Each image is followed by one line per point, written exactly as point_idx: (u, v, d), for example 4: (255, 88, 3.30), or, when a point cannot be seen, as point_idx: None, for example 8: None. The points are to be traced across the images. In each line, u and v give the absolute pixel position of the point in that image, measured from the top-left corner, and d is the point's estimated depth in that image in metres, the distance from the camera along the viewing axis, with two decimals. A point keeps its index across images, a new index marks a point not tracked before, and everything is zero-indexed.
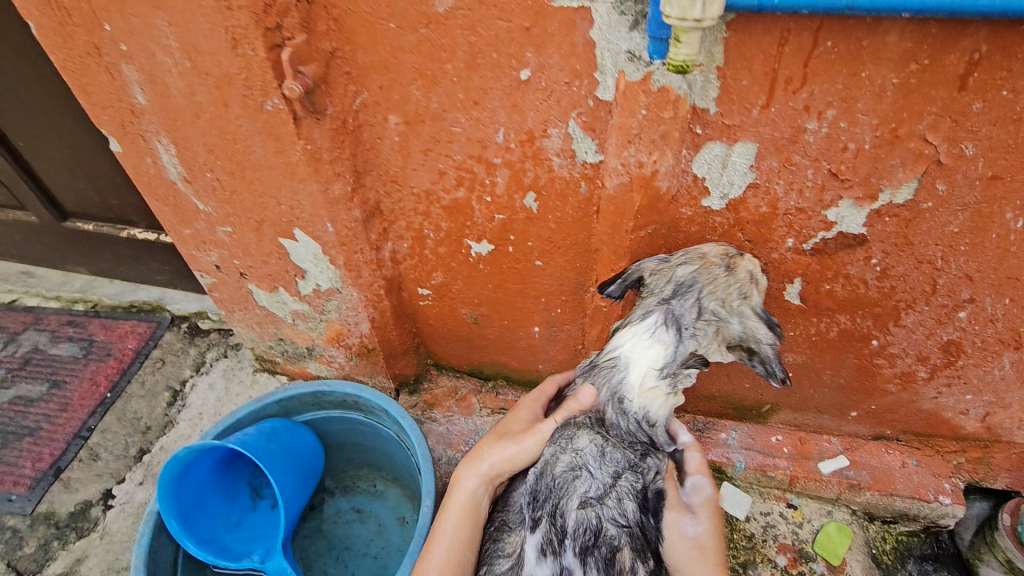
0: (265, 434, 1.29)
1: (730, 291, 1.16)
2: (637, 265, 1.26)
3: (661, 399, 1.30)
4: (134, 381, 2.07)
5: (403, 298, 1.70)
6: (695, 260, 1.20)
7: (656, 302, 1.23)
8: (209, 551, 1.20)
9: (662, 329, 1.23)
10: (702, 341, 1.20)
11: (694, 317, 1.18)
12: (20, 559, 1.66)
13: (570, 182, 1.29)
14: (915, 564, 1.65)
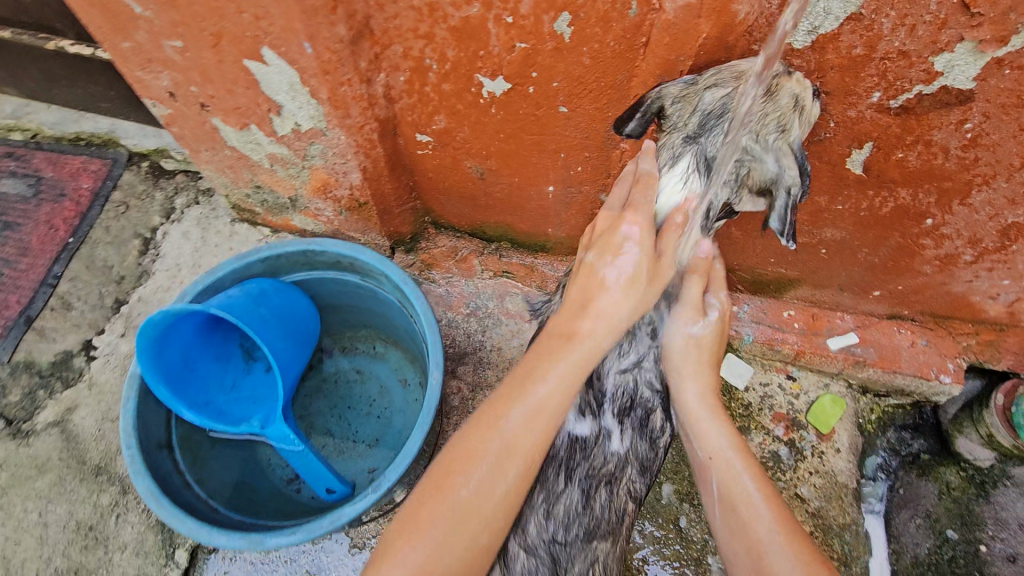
0: (252, 295, 1.16)
1: (775, 116, 0.97)
2: (658, 92, 1.06)
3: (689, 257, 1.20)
4: (97, 226, 1.87)
5: (398, 144, 1.47)
6: (731, 76, 0.98)
7: (684, 141, 1.06)
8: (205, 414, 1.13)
9: (694, 175, 1.06)
10: (730, 185, 1.08)
11: (724, 156, 1.04)
12: (7, 408, 1.60)
13: (618, 2, 1.01)
14: (894, 433, 1.73)
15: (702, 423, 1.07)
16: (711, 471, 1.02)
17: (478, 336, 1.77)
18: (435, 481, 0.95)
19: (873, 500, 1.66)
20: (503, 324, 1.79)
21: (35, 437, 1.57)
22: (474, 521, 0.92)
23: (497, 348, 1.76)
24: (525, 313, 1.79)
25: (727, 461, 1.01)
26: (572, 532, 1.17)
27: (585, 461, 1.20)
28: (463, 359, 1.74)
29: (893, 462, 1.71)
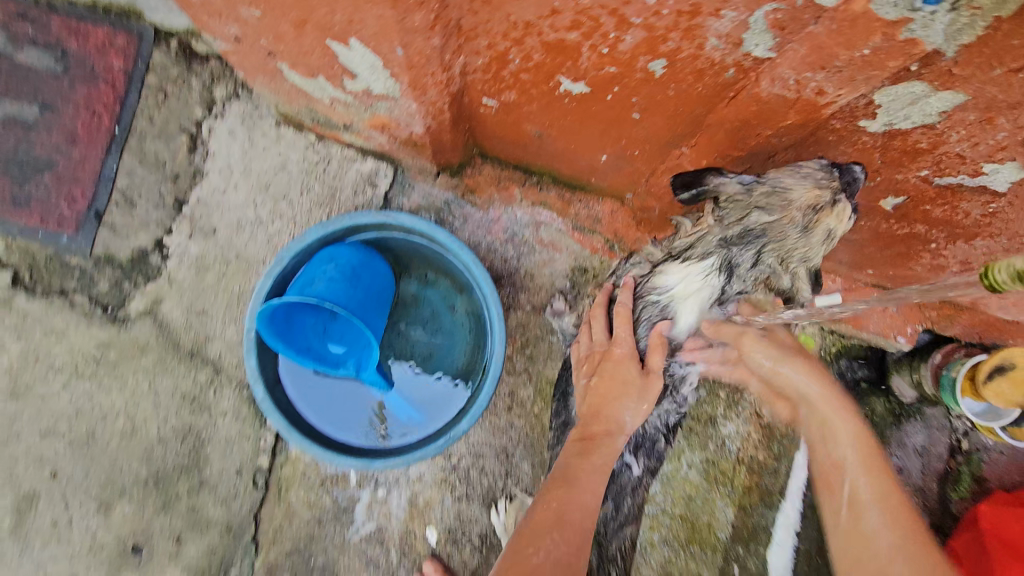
0: (346, 274, 1.33)
1: (793, 249, 1.31)
2: (717, 184, 1.29)
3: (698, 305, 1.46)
4: (140, 115, 1.86)
5: (463, 103, 1.46)
6: (774, 211, 1.26)
7: (719, 243, 1.39)
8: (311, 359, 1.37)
9: (716, 271, 1.42)
10: (750, 284, 1.40)
11: (749, 266, 1.38)
12: (100, 296, 1.83)
13: (717, 65, 1.03)
14: (846, 362, 2.08)
15: (841, 462, 1.36)
16: (843, 504, 1.34)
17: (514, 262, 1.98)
18: (552, 521, 1.28)
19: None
20: (537, 253, 1.99)
21: (132, 323, 1.84)
22: (574, 543, 1.26)
23: (530, 273, 1.99)
24: (557, 244, 1.98)
25: (858, 500, 1.32)
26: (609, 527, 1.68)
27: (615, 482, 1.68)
28: (499, 282, 1.99)
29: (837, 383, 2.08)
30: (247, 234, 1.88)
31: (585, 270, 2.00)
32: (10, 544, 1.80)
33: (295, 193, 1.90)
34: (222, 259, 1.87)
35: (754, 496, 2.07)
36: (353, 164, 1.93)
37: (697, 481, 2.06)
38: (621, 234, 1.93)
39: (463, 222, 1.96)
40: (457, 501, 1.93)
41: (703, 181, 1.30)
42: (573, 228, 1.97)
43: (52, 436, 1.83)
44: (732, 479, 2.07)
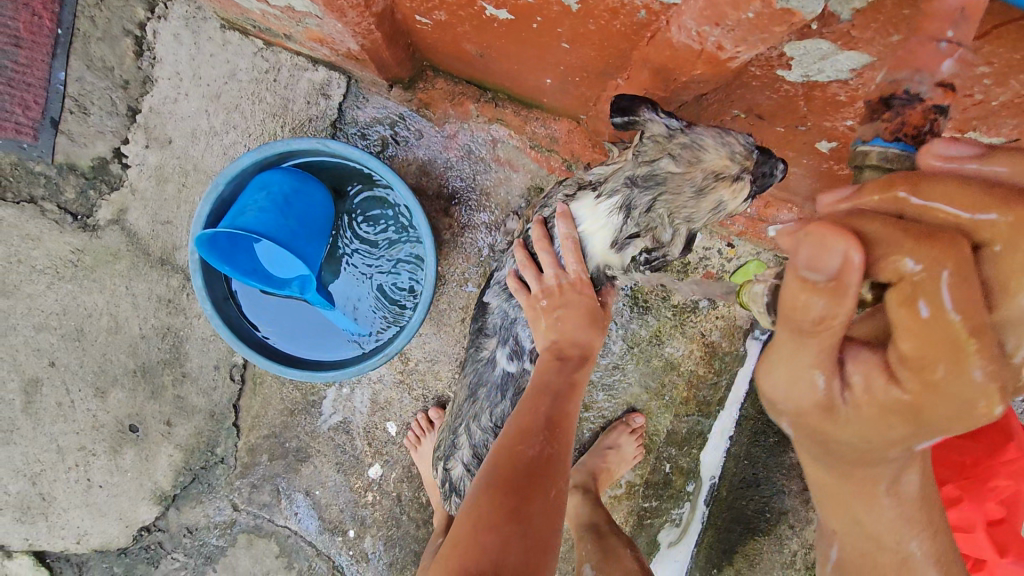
0: (278, 203, 1.38)
1: (684, 207, 1.33)
2: (649, 118, 1.24)
3: (603, 231, 1.48)
4: (82, 15, 1.80)
5: (396, 20, 1.39)
6: (680, 162, 1.26)
7: (626, 181, 1.37)
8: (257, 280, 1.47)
9: (617, 209, 1.42)
10: (636, 227, 1.42)
11: (642, 211, 1.38)
12: (68, 204, 1.91)
13: (627, 5, 0.97)
14: None
15: None
16: None
17: (470, 180, 1.98)
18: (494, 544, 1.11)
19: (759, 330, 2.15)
20: (492, 170, 1.97)
21: (102, 230, 1.93)
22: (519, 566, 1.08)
23: (486, 192, 1.99)
24: (513, 163, 1.96)
25: None
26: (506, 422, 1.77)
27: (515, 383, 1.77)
28: (456, 200, 2.00)
29: None
30: (202, 144, 1.89)
31: (542, 189, 1.97)
32: (24, 421, 2.07)
33: (247, 102, 1.88)
34: (181, 169, 1.90)
35: (691, 406, 2.21)
36: (304, 73, 1.89)
37: (638, 390, 2.21)
38: (578, 154, 1.86)
39: (418, 139, 1.94)
40: (416, 398, 2.14)
41: (636, 111, 1.24)
42: (528, 145, 1.92)
43: (44, 330, 2.01)
44: (672, 389, 2.20)
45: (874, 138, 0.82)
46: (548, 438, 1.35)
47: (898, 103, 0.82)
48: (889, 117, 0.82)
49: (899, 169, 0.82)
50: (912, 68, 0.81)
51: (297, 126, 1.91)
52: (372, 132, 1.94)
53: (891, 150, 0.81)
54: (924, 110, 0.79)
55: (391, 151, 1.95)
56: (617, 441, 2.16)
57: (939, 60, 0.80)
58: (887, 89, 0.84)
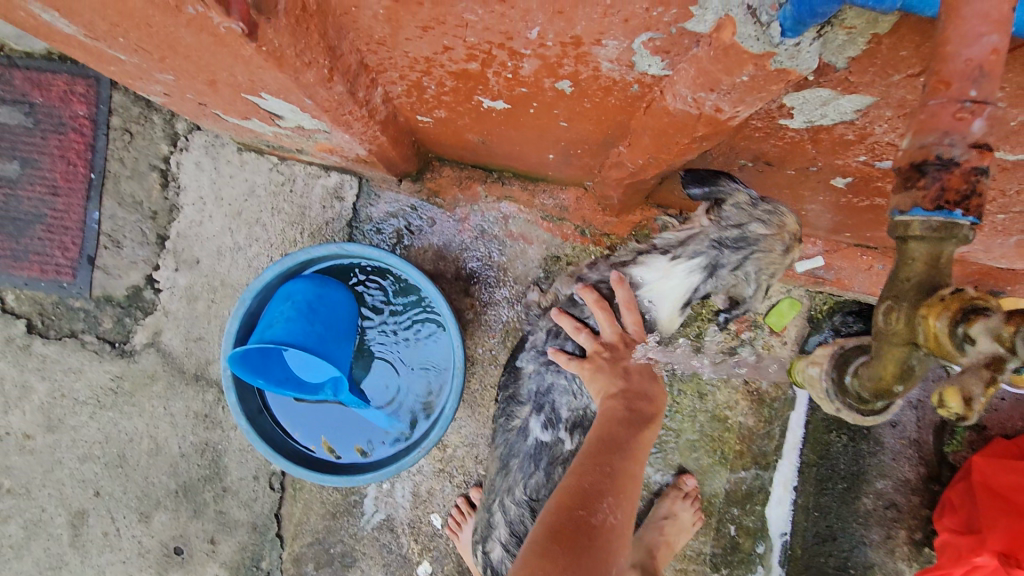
0: (303, 310, 1.40)
1: (774, 265, 1.35)
2: (733, 188, 1.33)
3: (676, 292, 1.50)
4: (112, 158, 1.93)
5: (400, 122, 1.46)
6: (770, 224, 1.31)
7: (709, 243, 1.40)
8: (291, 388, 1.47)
9: (699, 269, 1.44)
10: (720, 284, 1.43)
11: (730, 269, 1.39)
12: (106, 333, 1.97)
13: (620, 82, 0.99)
14: (839, 317, 2.02)
15: None
16: None
17: (488, 257, 2.00)
18: None
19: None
20: (508, 245, 1.99)
21: (139, 355, 1.98)
22: None
23: (505, 267, 2.00)
24: (527, 236, 1.98)
25: None
26: (540, 493, 1.73)
27: (549, 454, 1.73)
28: (475, 279, 2.01)
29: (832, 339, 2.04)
30: (227, 260, 1.97)
31: (559, 257, 1.98)
32: (72, 555, 2.05)
33: (267, 214, 1.96)
34: (209, 286, 1.97)
35: (747, 459, 2.07)
36: (318, 180, 1.97)
37: (687, 450, 2.08)
38: (590, 219, 1.88)
39: (432, 226, 1.99)
40: (457, 486, 2.07)
41: (717, 181, 1.33)
42: (540, 217, 1.95)
43: (88, 461, 2.03)
44: (723, 445, 2.07)
45: (914, 207, 0.66)
46: (609, 506, 1.43)
47: (931, 169, 0.63)
48: (925, 184, 0.64)
49: (956, 236, 0.67)
50: (942, 129, 0.60)
51: (315, 230, 1.98)
52: (387, 226, 1.99)
53: (938, 219, 0.65)
54: (965, 170, 0.62)
55: (407, 241, 2.00)
56: (672, 509, 2.04)
57: (968, 120, 0.59)
58: (915, 156, 0.64)
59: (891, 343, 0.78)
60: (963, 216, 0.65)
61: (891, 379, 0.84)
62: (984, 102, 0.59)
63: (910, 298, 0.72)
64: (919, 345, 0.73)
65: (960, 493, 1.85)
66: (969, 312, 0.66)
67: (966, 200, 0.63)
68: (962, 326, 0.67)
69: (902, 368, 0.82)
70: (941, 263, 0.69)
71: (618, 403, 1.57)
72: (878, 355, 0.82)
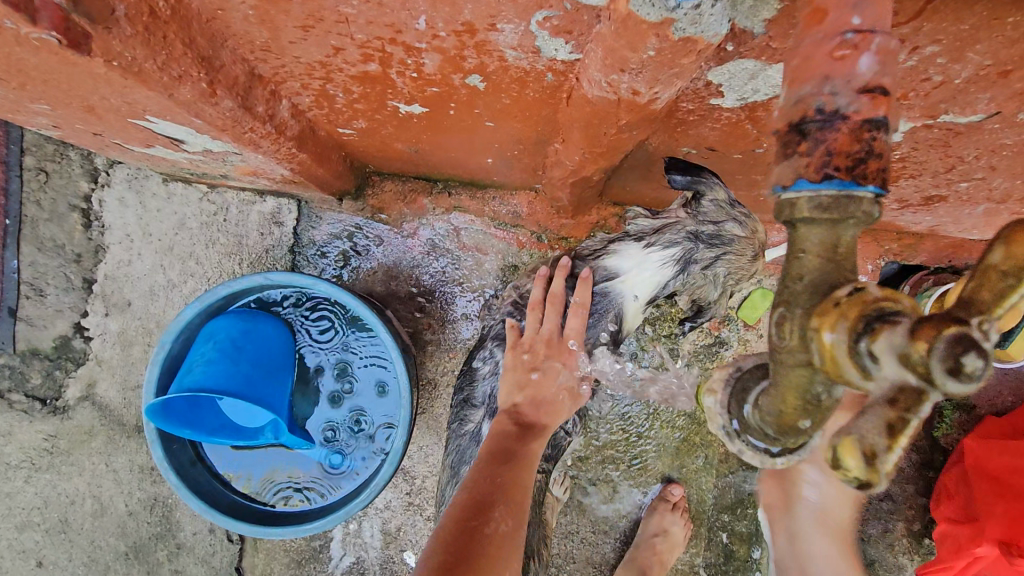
0: (227, 351, 1.29)
1: (743, 272, 1.26)
2: (712, 186, 1.19)
3: (651, 269, 1.36)
4: (28, 202, 1.79)
5: (321, 136, 1.35)
6: (745, 226, 1.22)
7: (685, 235, 1.27)
8: (224, 436, 1.34)
9: (671, 262, 1.31)
10: (688, 283, 1.31)
11: (702, 270, 1.27)
12: (35, 390, 1.83)
13: (532, 72, 0.90)
14: None
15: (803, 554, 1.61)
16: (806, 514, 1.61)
17: (442, 273, 1.89)
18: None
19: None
20: (462, 258, 1.88)
21: (73, 410, 1.84)
22: None
23: (461, 282, 1.90)
24: (480, 247, 1.87)
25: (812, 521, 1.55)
26: None
27: None
28: (430, 297, 1.90)
29: None
30: (162, 300, 1.84)
31: (516, 266, 1.87)
32: None
33: (202, 247, 1.84)
34: (144, 329, 1.84)
35: (732, 461, 1.98)
36: (253, 207, 1.84)
37: (668, 456, 1.98)
38: (544, 224, 1.79)
39: (380, 246, 1.87)
40: (428, 519, 1.93)
41: (699, 175, 1.17)
42: (492, 226, 1.85)
43: (28, 528, 1.87)
44: (705, 447, 1.96)
45: (799, 180, 0.59)
46: (501, 514, 1.27)
47: (812, 127, 0.58)
48: (806, 148, 0.58)
49: (855, 215, 0.57)
50: (819, 74, 0.57)
51: (255, 260, 1.86)
52: (331, 248, 1.87)
53: (829, 193, 0.57)
54: (853, 127, 0.56)
55: (354, 263, 1.89)
56: (662, 524, 1.90)
57: (851, 57, 0.56)
58: (793, 114, 0.60)
59: (786, 365, 0.61)
60: (860, 188, 0.57)
61: (794, 415, 0.62)
62: (870, 32, 0.56)
63: (804, 303, 0.59)
64: (813, 369, 0.56)
65: (953, 478, 1.76)
66: (873, 320, 0.49)
67: (861, 163, 0.56)
68: (865, 339, 0.49)
69: (804, 401, 0.61)
70: (841, 252, 0.58)
71: (505, 420, 1.47)
72: (776, 382, 0.64)
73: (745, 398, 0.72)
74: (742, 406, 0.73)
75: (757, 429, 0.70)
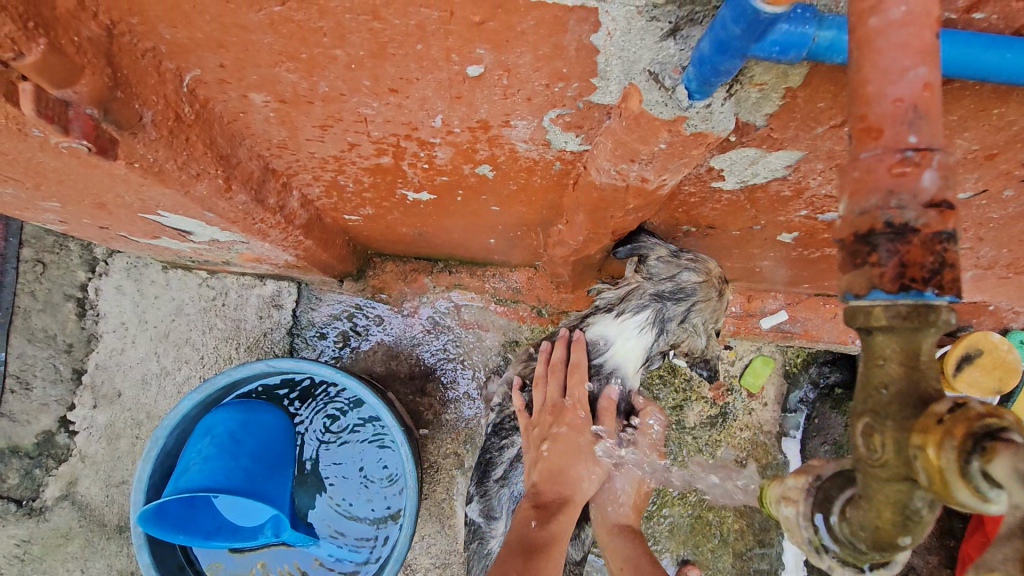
0: (225, 446, 1.23)
1: (716, 311, 1.34)
2: (653, 242, 1.24)
3: (631, 338, 1.45)
4: (22, 292, 1.77)
5: (327, 223, 1.38)
6: (699, 271, 1.28)
7: (651, 299, 1.37)
8: (221, 540, 1.26)
9: (648, 325, 1.41)
10: (673, 338, 1.40)
11: (679, 323, 1.37)
12: (11, 490, 1.72)
13: (541, 162, 0.93)
14: (815, 368, 1.95)
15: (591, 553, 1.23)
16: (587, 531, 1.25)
17: (443, 351, 1.87)
18: None
19: (792, 428, 1.96)
20: (463, 336, 1.87)
21: (50, 511, 1.73)
22: None
23: (462, 360, 1.87)
24: (481, 323, 1.86)
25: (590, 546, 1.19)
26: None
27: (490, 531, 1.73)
28: (430, 376, 1.86)
29: (811, 394, 1.97)
30: (154, 389, 1.78)
31: (517, 342, 1.87)
32: None
33: (198, 333, 1.81)
34: (133, 421, 1.77)
35: (748, 539, 1.89)
36: (252, 291, 1.83)
37: (682, 536, 1.87)
38: (545, 299, 1.81)
39: (379, 326, 1.86)
40: None
41: (638, 241, 1.23)
42: (492, 303, 1.85)
43: None
44: (720, 525, 1.88)
45: (872, 291, 0.50)
46: None
47: (882, 239, 0.48)
48: (879, 259, 0.48)
49: (936, 324, 0.49)
50: (883, 188, 0.47)
51: (252, 344, 1.83)
52: (330, 329, 1.85)
53: (907, 303, 0.49)
54: (924, 238, 0.47)
55: (353, 344, 1.86)
56: None
57: (915, 173, 0.46)
58: (858, 224, 0.49)
59: (878, 479, 0.53)
60: (937, 297, 0.49)
61: (891, 531, 0.54)
62: (930, 148, 0.46)
63: (895, 415, 0.51)
64: (918, 487, 0.50)
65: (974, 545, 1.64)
66: (983, 438, 0.44)
67: (935, 275, 0.48)
68: (974, 460, 0.44)
69: (903, 517, 0.53)
70: (923, 361, 0.51)
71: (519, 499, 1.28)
72: (867, 496, 0.55)
73: (830, 508, 0.62)
74: (826, 513, 0.63)
75: (847, 544, 0.60)
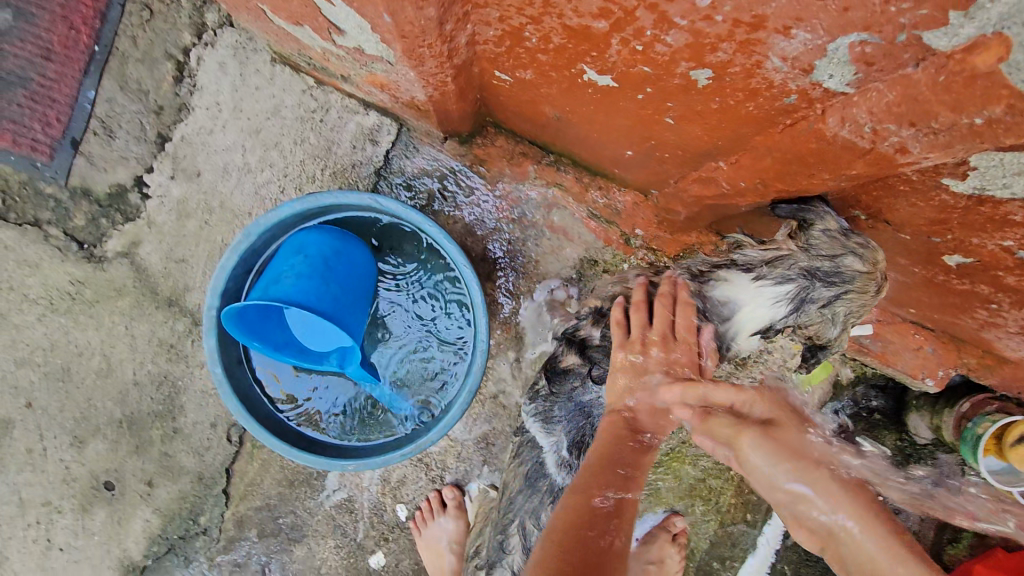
0: (317, 269, 1.22)
1: (863, 308, 1.15)
2: (824, 210, 1.10)
3: (762, 309, 1.22)
4: (123, 35, 1.67)
5: (473, 73, 1.23)
6: (866, 259, 1.09)
7: (802, 271, 1.14)
8: (288, 355, 1.28)
9: (786, 300, 1.18)
10: (805, 321, 1.18)
11: (819, 307, 1.15)
12: (76, 230, 1.73)
13: (775, 88, 0.81)
14: (863, 387, 1.94)
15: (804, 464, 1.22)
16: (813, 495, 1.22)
17: (520, 244, 1.80)
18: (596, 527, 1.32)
19: None
20: (545, 238, 1.79)
21: (109, 263, 1.75)
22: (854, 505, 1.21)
23: (536, 260, 1.81)
24: (568, 231, 1.76)
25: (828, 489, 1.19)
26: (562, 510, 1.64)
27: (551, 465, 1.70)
28: (499, 265, 1.82)
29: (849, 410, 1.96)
30: (232, 181, 1.74)
31: (594, 262, 1.78)
32: None
33: (288, 141, 1.73)
34: (205, 205, 1.74)
35: (738, 515, 1.94)
36: (353, 116, 1.73)
37: (679, 490, 1.93)
38: (640, 230, 1.62)
39: (466, 198, 1.78)
40: (430, 479, 1.92)
41: (809, 203, 1.10)
42: (585, 214, 1.70)
43: (27, 366, 1.79)
44: (718, 497, 1.93)
45: None
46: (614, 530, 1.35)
47: None
48: None
49: None
50: None
51: (338, 170, 1.76)
52: (418, 184, 1.78)
53: None
54: None
55: (436, 206, 1.79)
56: (659, 555, 1.90)
57: None
58: None
59: None
60: None
61: None
62: None
63: None
64: None
65: None
66: None
67: None
68: None
69: None
70: None
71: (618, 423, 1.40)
72: None
73: None
74: None
75: None
